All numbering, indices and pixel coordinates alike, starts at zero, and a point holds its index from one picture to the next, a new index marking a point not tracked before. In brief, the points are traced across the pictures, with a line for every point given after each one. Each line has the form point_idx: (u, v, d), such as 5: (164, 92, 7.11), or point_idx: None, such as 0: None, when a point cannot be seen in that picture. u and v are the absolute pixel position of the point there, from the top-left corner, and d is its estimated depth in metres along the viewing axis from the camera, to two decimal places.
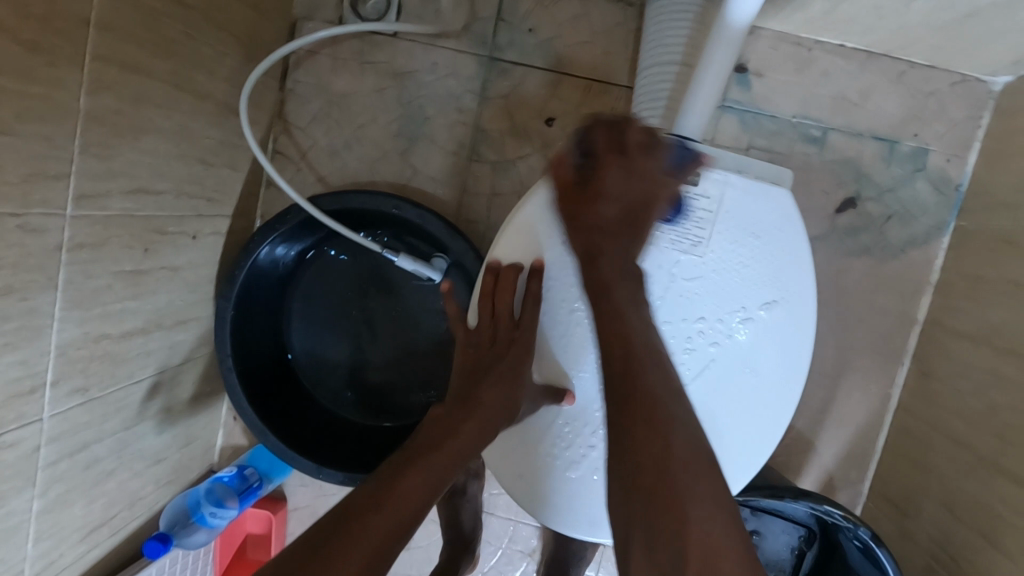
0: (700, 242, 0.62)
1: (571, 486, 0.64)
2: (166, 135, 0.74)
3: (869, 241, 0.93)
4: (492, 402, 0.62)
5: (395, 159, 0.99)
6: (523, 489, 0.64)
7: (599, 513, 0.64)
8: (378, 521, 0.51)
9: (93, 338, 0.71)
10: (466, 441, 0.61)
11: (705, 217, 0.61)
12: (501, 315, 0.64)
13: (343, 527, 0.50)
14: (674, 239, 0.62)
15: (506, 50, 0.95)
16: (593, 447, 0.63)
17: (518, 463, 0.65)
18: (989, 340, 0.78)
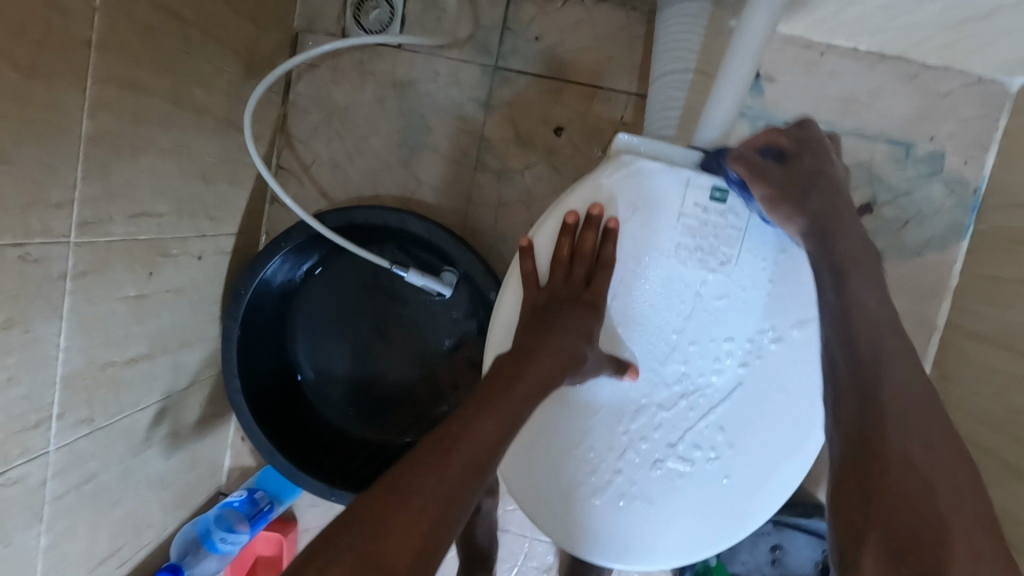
0: (728, 260, 0.60)
1: (596, 512, 0.62)
2: (167, 154, 0.72)
3: (887, 245, 0.91)
4: (535, 382, 0.56)
5: (400, 171, 0.97)
6: (547, 517, 0.62)
7: (625, 540, 0.62)
8: (422, 505, 0.44)
9: (97, 366, 0.69)
10: (516, 408, 0.54)
11: (732, 235, 0.60)
12: (577, 271, 0.60)
13: (389, 513, 0.43)
14: (701, 256, 0.60)
15: (510, 58, 0.94)
16: (618, 473, 0.61)
17: (539, 489, 0.62)
18: (1008, 343, 0.77)
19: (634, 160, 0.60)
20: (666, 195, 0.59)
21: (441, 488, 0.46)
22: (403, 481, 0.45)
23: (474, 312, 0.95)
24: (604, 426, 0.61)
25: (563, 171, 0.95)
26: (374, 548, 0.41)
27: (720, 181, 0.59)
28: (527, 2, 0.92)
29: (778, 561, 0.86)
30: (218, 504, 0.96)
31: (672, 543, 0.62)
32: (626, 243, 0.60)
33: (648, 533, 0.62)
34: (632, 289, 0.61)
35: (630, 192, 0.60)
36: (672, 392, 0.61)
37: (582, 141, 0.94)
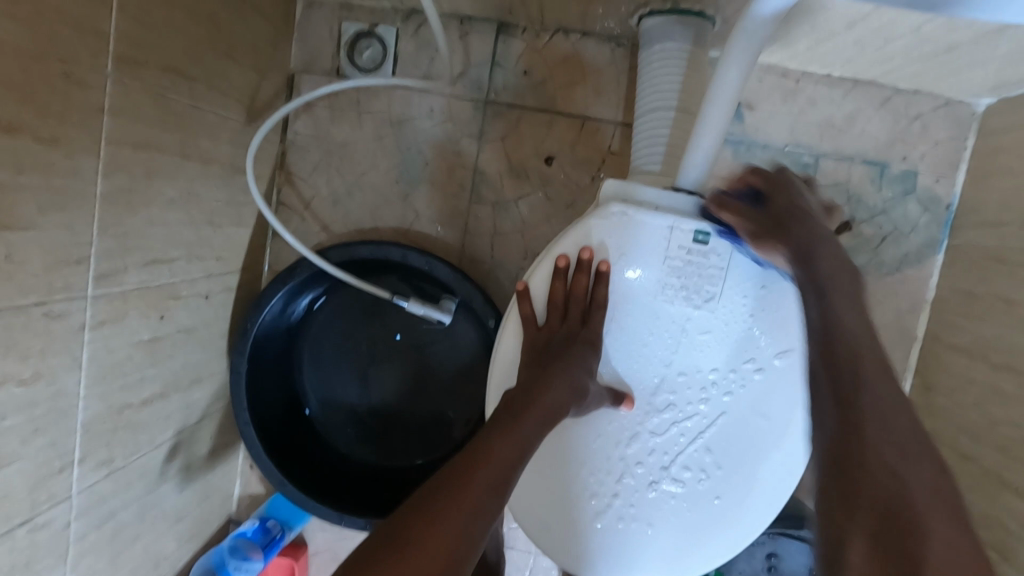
0: (712, 296, 0.63)
1: (594, 533, 0.65)
2: (176, 203, 0.75)
3: (866, 262, 0.95)
4: (545, 409, 0.58)
5: (398, 205, 1.01)
6: (550, 538, 0.66)
7: (623, 559, 0.65)
8: (449, 517, 0.45)
9: (116, 410, 0.71)
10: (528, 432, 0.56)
11: (715, 274, 0.63)
12: (573, 312, 0.65)
13: (417, 528, 0.43)
14: (687, 294, 0.63)
15: (501, 93, 0.97)
16: (616, 495, 0.65)
17: (545, 516, 0.66)
18: (985, 356, 0.81)
19: (619, 208, 0.63)
20: (654, 239, 0.63)
21: (470, 505, 0.46)
22: (434, 502, 0.46)
23: (474, 337, 0.99)
24: (601, 453, 0.65)
25: (556, 200, 0.98)
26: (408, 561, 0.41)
27: (702, 224, 0.62)
28: (516, 40, 0.96)
29: (774, 568, 0.89)
30: (231, 533, 0.98)
31: (667, 561, 0.66)
32: (614, 284, 0.64)
33: (646, 553, 0.65)
34: (623, 323, 0.65)
35: (619, 236, 0.64)
36: (663, 419, 0.65)
37: (572, 170, 0.97)
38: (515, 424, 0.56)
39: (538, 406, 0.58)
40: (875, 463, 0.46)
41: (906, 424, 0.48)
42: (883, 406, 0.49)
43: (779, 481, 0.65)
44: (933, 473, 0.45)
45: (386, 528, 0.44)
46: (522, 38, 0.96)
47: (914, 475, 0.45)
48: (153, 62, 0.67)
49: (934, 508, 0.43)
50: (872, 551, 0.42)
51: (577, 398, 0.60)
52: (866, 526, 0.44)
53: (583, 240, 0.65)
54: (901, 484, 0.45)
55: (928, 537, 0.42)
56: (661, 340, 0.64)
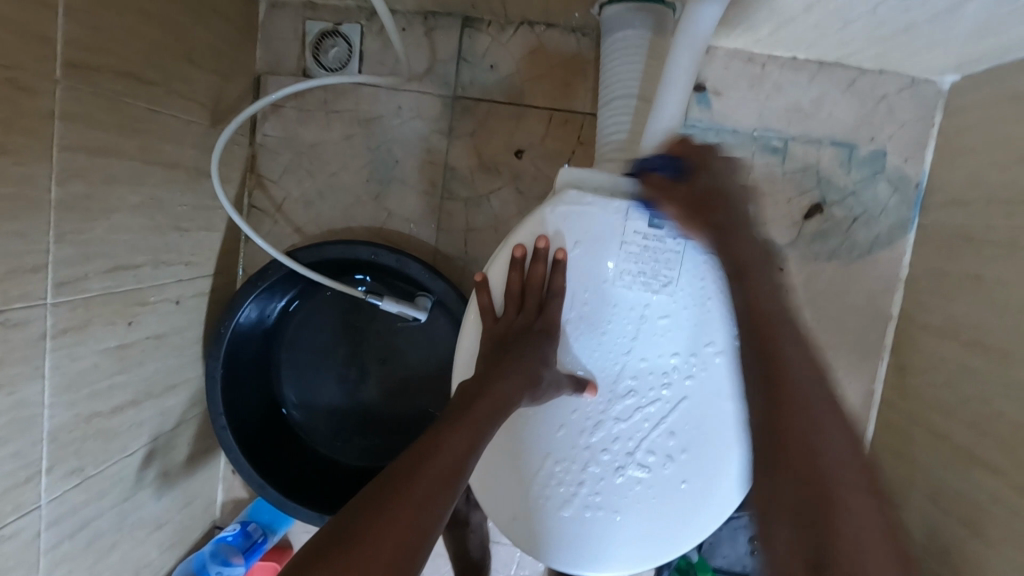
0: (671, 282, 0.63)
1: (562, 523, 0.65)
2: (139, 209, 0.75)
3: (838, 244, 0.95)
4: (495, 402, 0.59)
5: (370, 204, 1.00)
6: (519, 530, 0.66)
7: (592, 547, 0.65)
8: (404, 510, 0.45)
9: (84, 419, 0.71)
10: (480, 423, 0.57)
11: (673, 258, 0.63)
12: (528, 302, 0.65)
13: (370, 521, 0.43)
14: (645, 280, 0.63)
15: (468, 88, 0.97)
16: (583, 484, 0.65)
17: (514, 507, 0.66)
18: (957, 333, 0.81)
19: (573, 197, 0.63)
20: (611, 226, 0.63)
21: (423, 497, 0.47)
22: (390, 491, 0.46)
23: (450, 334, 0.98)
24: (567, 442, 0.65)
25: (527, 193, 0.98)
26: (362, 555, 0.41)
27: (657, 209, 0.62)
28: (481, 34, 0.96)
29: (756, 552, 0.89)
30: (212, 540, 0.98)
31: (636, 548, 0.66)
32: (572, 274, 0.64)
33: (615, 541, 0.65)
34: (582, 313, 0.65)
35: (575, 224, 0.63)
36: (627, 405, 0.65)
37: (542, 163, 0.97)
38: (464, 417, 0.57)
39: (488, 400, 0.59)
40: (795, 449, 0.54)
41: (828, 410, 0.55)
42: (806, 394, 0.56)
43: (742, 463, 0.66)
44: (851, 446, 0.53)
45: (336, 521, 0.44)
46: (488, 32, 0.96)
47: (828, 450, 0.53)
48: (107, 67, 0.66)
49: (851, 484, 0.50)
50: (797, 532, 0.50)
51: (530, 389, 0.61)
52: (789, 510, 0.52)
53: (541, 230, 0.64)
54: (821, 467, 0.52)
55: (839, 515, 0.49)
56: (619, 328, 0.64)
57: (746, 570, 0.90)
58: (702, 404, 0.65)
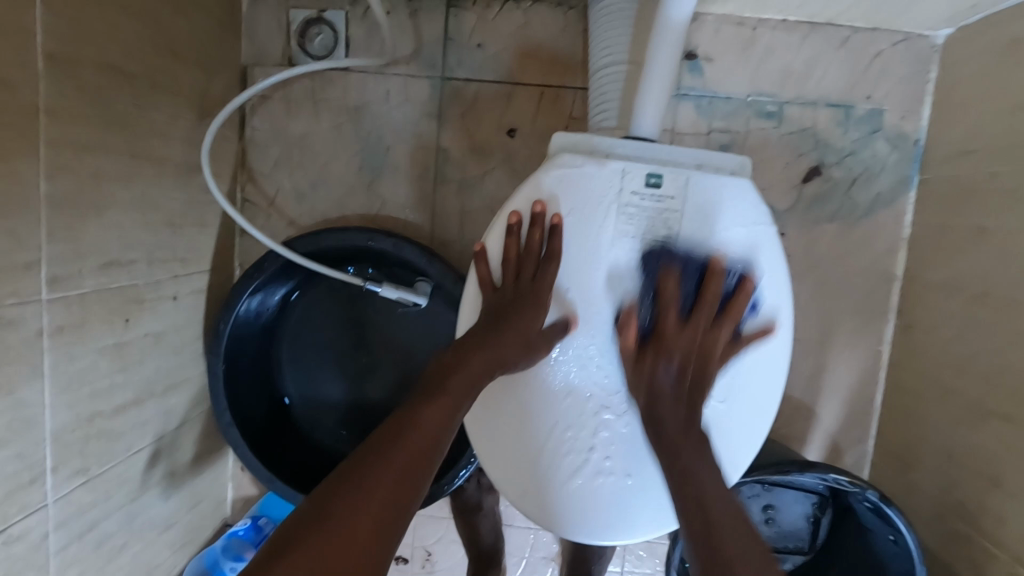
0: (672, 242, 0.63)
1: (574, 495, 0.65)
2: (130, 204, 0.74)
3: (839, 206, 0.94)
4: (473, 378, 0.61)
5: (364, 192, 0.99)
6: (533, 503, 0.66)
7: (606, 514, 0.65)
8: (375, 492, 0.49)
9: (86, 418, 0.70)
10: (455, 397, 0.59)
11: (673, 218, 0.62)
12: (526, 271, 0.64)
13: (342, 501, 0.47)
14: (646, 241, 0.63)
15: (456, 69, 0.96)
16: (594, 450, 0.65)
17: (524, 479, 0.65)
18: (965, 288, 0.80)
19: (569, 163, 0.62)
20: (608, 188, 0.62)
21: (394, 474, 0.51)
22: (360, 481, 0.49)
23: (451, 319, 0.97)
24: (576, 411, 0.65)
25: (521, 172, 0.97)
26: (336, 534, 0.45)
27: (654, 167, 0.62)
28: (467, 13, 0.94)
29: (771, 520, 0.89)
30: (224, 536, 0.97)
31: (647, 517, 0.65)
32: (571, 241, 0.63)
33: (629, 507, 0.65)
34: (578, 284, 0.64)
35: (570, 191, 0.63)
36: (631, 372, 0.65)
37: (534, 141, 0.96)
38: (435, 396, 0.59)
39: (458, 381, 0.60)
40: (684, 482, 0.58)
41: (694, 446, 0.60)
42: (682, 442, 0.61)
43: (752, 418, 0.66)
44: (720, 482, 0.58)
45: (307, 507, 0.48)
46: (473, 11, 0.94)
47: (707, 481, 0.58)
48: (89, 59, 0.65)
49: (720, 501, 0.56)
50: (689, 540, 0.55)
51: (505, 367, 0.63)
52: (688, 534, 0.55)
53: (536, 196, 0.63)
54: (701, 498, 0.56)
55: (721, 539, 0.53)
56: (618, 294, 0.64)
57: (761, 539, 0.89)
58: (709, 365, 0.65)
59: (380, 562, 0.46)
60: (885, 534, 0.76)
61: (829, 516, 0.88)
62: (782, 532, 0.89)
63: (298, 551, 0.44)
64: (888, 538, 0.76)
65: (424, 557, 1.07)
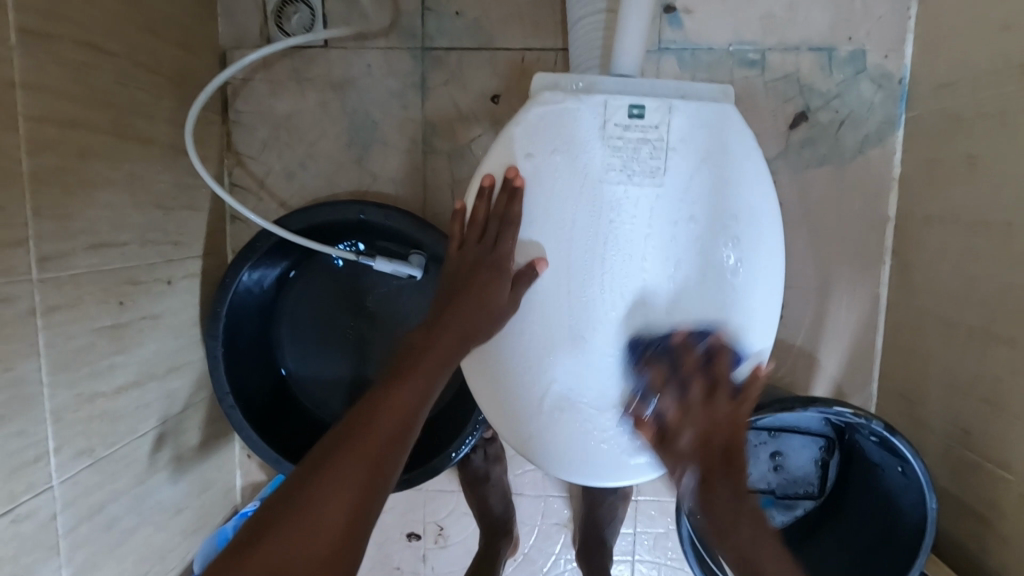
0: (658, 173, 0.62)
1: (574, 436, 0.65)
2: (117, 185, 0.74)
3: (828, 150, 0.94)
4: (439, 356, 0.64)
5: (352, 168, 0.99)
6: (537, 450, 0.65)
7: (612, 457, 0.65)
8: (346, 480, 0.53)
9: (86, 399, 0.70)
10: (425, 379, 0.63)
11: (658, 148, 0.62)
12: (489, 231, 0.65)
13: (313, 489, 0.52)
14: (631, 173, 0.62)
15: (436, 38, 0.95)
16: (592, 395, 0.64)
17: (527, 429, 0.65)
18: (958, 218, 0.80)
19: (545, 104, 0.62)
20: (588, 125, 0.62)
21: (366, 459, 0.55)
22: (333, 468, 0.53)
23: None
24: (573, 359, 0.64)
25: None
26: (310, 519, 0.50)
27: (635, 99, 0.61)
28: None
29: (780, 467, 0.88)
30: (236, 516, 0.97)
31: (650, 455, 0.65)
32: (553, 182, 0.63)
33: (634, 448, 0.65)
34: (562, 221, 0.64)
35: (548, 130, 0.62)
36: (624, 309, 0.64)
37: (519, 105, 0.96)
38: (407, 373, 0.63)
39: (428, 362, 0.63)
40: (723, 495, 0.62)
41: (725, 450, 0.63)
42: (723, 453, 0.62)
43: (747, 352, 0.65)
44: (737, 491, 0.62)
45: (283, 494, 0.52)
46: None
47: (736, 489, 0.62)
48: (65, 36, 0.65)
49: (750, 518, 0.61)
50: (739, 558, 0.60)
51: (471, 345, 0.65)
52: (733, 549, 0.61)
53: (508, 160, 0.64)
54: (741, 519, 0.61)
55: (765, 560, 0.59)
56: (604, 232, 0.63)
57: (771, 486, 0.89)
58: (698, 298, 0.64)
59: (356, 546, 0.51)
60: (894, 465, 0.75)
61: (838, 459, 0.88)
62: (792, 479, 0.89)
63: (273, 537, 0.49)
64: (896, 469, 0.75)
65: (436, 533, 1.07)
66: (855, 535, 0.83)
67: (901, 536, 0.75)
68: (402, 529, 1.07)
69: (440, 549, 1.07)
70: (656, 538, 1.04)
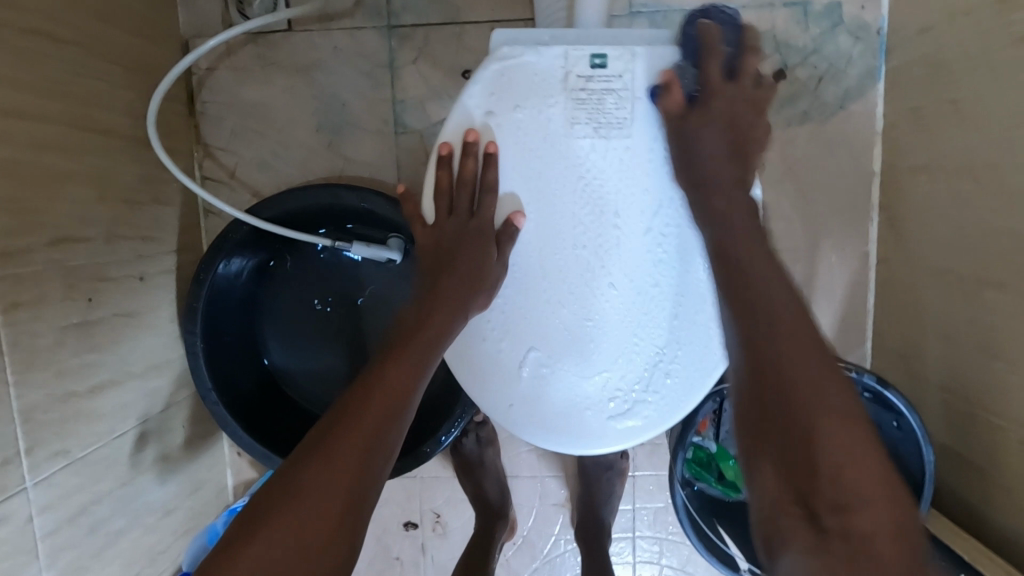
0: (624, 124, 0.60)
1: (558, 403, 0.63)
2: (79, 178, 0.72)
3: (808, 107, 0.92)
4: (431, 334, 0.61)
5: (325, 153, 0.97)
6: (519, 419, 0.64)
7: (596, 423, 0.63)
8: (339, 463, 0.50)
9: (60, 398, 0.68)
10: (418, 354, 0.59)
11: (622, 98, 0.59)
12: (458, 206, 0.63)
13: (304, 475, 0.49)
14: (597, 125, 0.60)
15: (402, 15, 0.93)
16: (572, 360, 0.63)
17: (506, 398, 0.63)
18: (943, 165, 0.78)
19: (503, 59, 0.59)
20: (549, 78, 0.59)
21: (360, 441, 0.52)
22: (325, 452, 0.51)
23: None
24: (550, 324, 0.63)
25: None
26: (303, 506, 0.48)
27: (595, 47, 0.58)
28: None
29: None
30: (226, 514, 0.95)
31: (639, 417, 0.63)
32: (517, 140, 0.61)
33: (617, 412, 0.63)
34: (529, 185, 0.62)
35: (508, 86, 0.59)
36: (598, 271, 0.62)
37: None
38: (396, 353, 0.59)
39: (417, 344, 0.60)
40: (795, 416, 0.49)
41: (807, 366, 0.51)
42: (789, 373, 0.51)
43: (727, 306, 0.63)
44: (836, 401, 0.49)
45: (276, 481, 0.50)
46: None
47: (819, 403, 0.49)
48: (12, 22, 0.63)
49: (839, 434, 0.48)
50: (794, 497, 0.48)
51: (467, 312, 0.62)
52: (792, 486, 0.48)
53: (469, 118, 0.61)
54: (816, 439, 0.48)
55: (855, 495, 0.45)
56: (572, 192, 0.61)
57: None
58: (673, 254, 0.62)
59: (352, 532, 0.49)
60: (887, 420, 0.73)
61: None
62: None
63: (266, 525, 0.47)
64: (890, 424, 0.73)
65: (434, 521, 1.05)
66: None
67: None
68: (399, 519, 1.06)
69: (439, 537, 1.06)
70: (657, 512, 1.02)
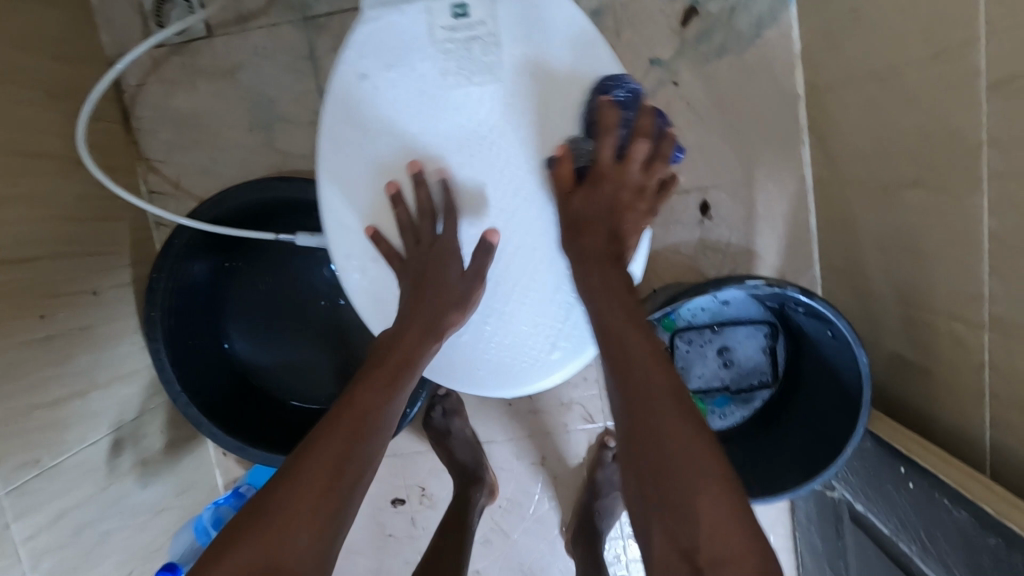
0: (495, 72, 0.58)
1: (478, 354, 0.65)
2: (15, 202, 0.75)
3: (724, 40, 0.92)
4: (399, 360, 0.60)
5: (262, 152, 0.99)
6: (441, 368, 0.66)
7: (517, 366, 0.65)
8: (308, 490, 0.50)
9: (25, 411, 0.71)
10: (385, 380, 0.59)
11: (489, 46, 0.57)
12: (422, 234, 0.61)
13: (273, 501, 0.49)
14: (469, 76, 0.58)
15: (315, 5, 0.94)
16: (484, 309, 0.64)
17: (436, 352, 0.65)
18: (852, 76, 0.79)
19: (367, 21, 0.57)
20: (414, 35, 0.57)
21: (332, 466, 0.52)
22: (295, 477, 0.51)
23: None
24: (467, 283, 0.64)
25: None
26: (275, 528, 0.48)
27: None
28: None
29: (730, 362, 0.88)
30: (210, 505, 0.94)
31: (561, 348, 0.65)
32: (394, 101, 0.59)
33: (537, 356, 0.65)
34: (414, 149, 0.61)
35: (378, 49, 0.58)
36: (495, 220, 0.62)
37: None
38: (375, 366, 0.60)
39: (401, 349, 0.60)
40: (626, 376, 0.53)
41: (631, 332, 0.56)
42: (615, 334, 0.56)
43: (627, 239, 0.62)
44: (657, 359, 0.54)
45: (249, 508, 0.50)
46: None
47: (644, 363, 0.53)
48: None
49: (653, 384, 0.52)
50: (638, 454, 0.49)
51: (436, 337, 0.61)
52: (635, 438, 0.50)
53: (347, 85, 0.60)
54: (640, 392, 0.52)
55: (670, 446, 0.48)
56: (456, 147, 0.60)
57: (725, 383, 0.89)
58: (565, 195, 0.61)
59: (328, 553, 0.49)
60: (824, 331, 0.75)
61: (784, 342, 0.87)
62: (743, 371, 0.89)
63: (239, 545, 0.47)
64: (828, 334, 0.75)
65: (420, 494, 1.08)
66: (808, 409, 0.83)
67: (847, 398, 0.75)
68: (386, 496, 1.09)
69: (427, 509, 1.08)
70: None
